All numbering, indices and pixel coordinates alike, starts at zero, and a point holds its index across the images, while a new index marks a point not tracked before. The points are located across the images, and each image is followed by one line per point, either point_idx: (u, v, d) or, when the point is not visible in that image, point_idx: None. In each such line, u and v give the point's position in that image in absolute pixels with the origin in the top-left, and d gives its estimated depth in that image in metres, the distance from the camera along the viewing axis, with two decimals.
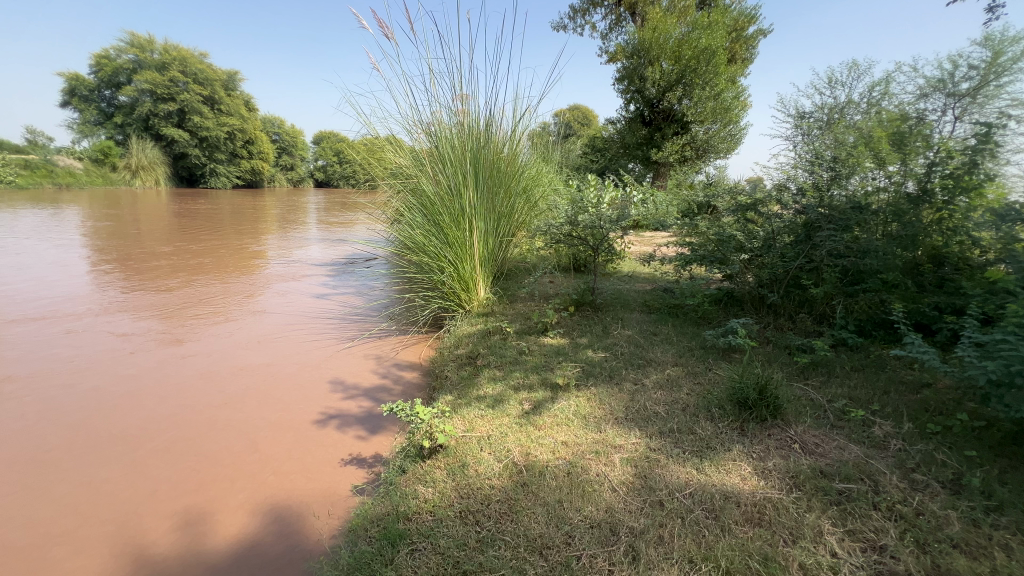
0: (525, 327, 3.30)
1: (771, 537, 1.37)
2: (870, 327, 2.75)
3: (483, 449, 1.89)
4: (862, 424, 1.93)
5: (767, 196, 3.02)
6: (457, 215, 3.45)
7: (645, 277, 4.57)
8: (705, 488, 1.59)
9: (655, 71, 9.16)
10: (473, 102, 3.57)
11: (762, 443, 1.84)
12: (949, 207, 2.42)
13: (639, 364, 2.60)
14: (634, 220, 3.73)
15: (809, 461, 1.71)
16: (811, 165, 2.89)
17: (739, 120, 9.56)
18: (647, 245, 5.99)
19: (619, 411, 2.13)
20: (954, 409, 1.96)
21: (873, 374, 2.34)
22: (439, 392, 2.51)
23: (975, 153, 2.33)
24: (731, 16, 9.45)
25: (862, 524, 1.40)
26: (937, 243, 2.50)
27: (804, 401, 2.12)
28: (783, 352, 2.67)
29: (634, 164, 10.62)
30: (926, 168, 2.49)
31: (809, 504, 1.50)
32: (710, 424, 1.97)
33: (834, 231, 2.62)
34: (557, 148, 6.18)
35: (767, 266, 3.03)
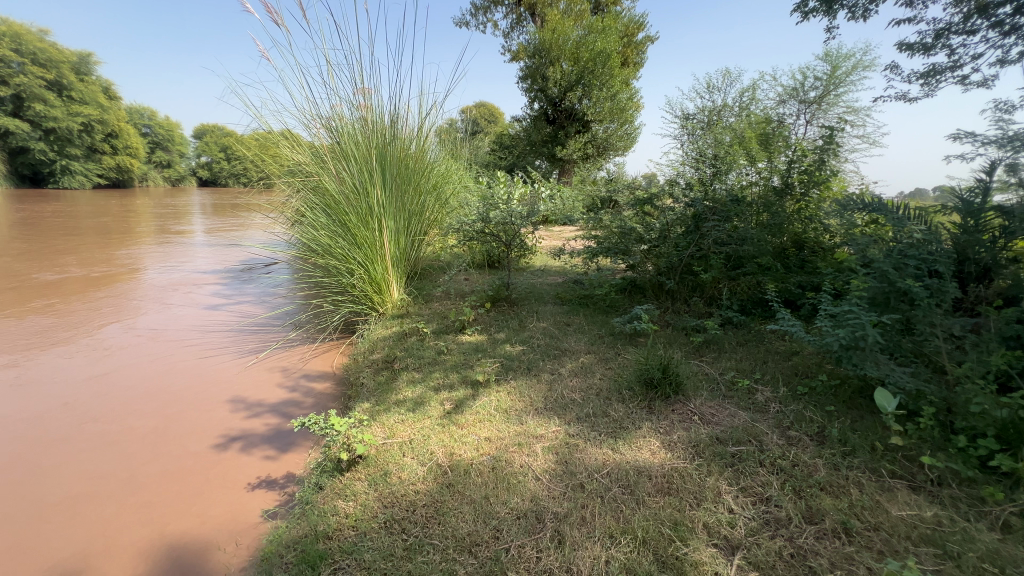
0: (443, 326, 3.26)
1: (679, 503, 1.50)
2: (751, 306, 3.09)
3: (405, 455, 1.85)
4: (748, 392, 2.18)
5: (661, 191, 3.26)
6: (365, 215, 3.30)
7: (557, 270, 4.75)
8: (620, 467, 1.69)
9: (556, 71, 9.51)
10: (376, 97, 3.43)
11: (668, 419, 2.00)
12: (805, 198, 2.91)
13: (555, 355, 2.70)
14: (544, 216, 3.85)
15: (707, 430, 1.90)
16: (696, 163, 3.17)
17: (633, 120, 10.25)
18: (557, 240, 6.21)
19: (538, 401, 2.19)
20: (817, 372, 2.30)
21: (754, 347, 2.66)
22: (356, 401, 2.40)
23: (823, 152, 2.86)
24: (621, 23, 10.12)
25: (752, 481, 1.59)
26: (798, 230, 2.96)
27: (701, 376, 2.35)
28: (681, 333, 2.92)
29: (540, 161, 10.95)
30: (787, 164, 2.94)
31: (709, 469, 1.66)
32: (621, 406, 2.10)
33: (718, 222, 2.92)
34: (466, 146, 6.16)
35: (664, 255, 3.25)
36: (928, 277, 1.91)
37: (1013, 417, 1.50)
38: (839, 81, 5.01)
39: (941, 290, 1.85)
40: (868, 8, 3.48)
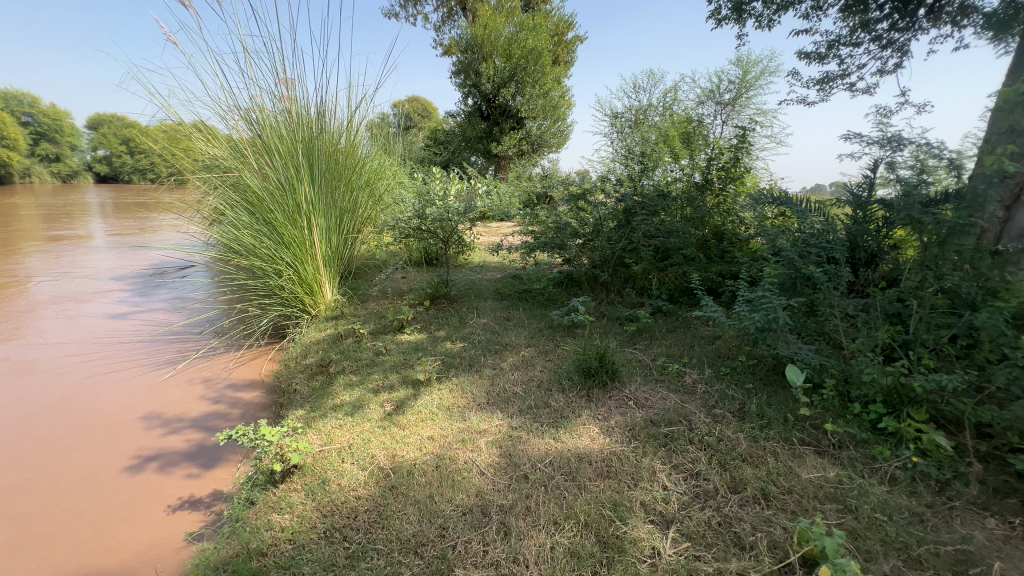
0: (380, 327, 3.17)
1: (618, 485, 1.57)
2: (678, 295, 3.29)
3: (344, 460, 1.78)
4: (677, 375, 2.32)
5: (593, 187, 3.36)
6: (292, 212, 3.13)
7: (495, 266, 4.77)
8: (561, 455, 1.74)
9: (489, 67, 9.51)
10: (300, 87, 3.25)
11: (605, 405, 2.08)
12: (723, 193, 3.22)
13: (496, 350, 2.71)
14: (481, 212, 3.84)
15: (642, 413, 2.00)
16: (625, 160, 3.27)
17: (566, 117, 10.49)
18: (495, 236, 6.23)
19: (481, 396, 2.20)
20: (737, 353, 2.49)
21: (682, 333, 2.83)
22: (288, 408, 2.27)
23: (737, 151, 3.20)
24: (551, 21, 10.28)
25: (683, 458, 1.69)
26: (717, 222, 3.23)
27: (635, 363, 2.46)
28: (616, 323, 3.05)
29: (476, 157, 10.91)
30: (707, 161, 3.25)
31: (644, 450, 1.75)
32: (561, 396, 2.16)
33: (647, 215, 3.09)
34: (399, 141, 6.00)
35: (598, 249, 3.34)
36: (827, 264, 2.13)
37: (897, 385, 1.72)
38: (749, 85, 5.44)
39: (838, 275, 2.07)
40: (772, 18, 3.79)
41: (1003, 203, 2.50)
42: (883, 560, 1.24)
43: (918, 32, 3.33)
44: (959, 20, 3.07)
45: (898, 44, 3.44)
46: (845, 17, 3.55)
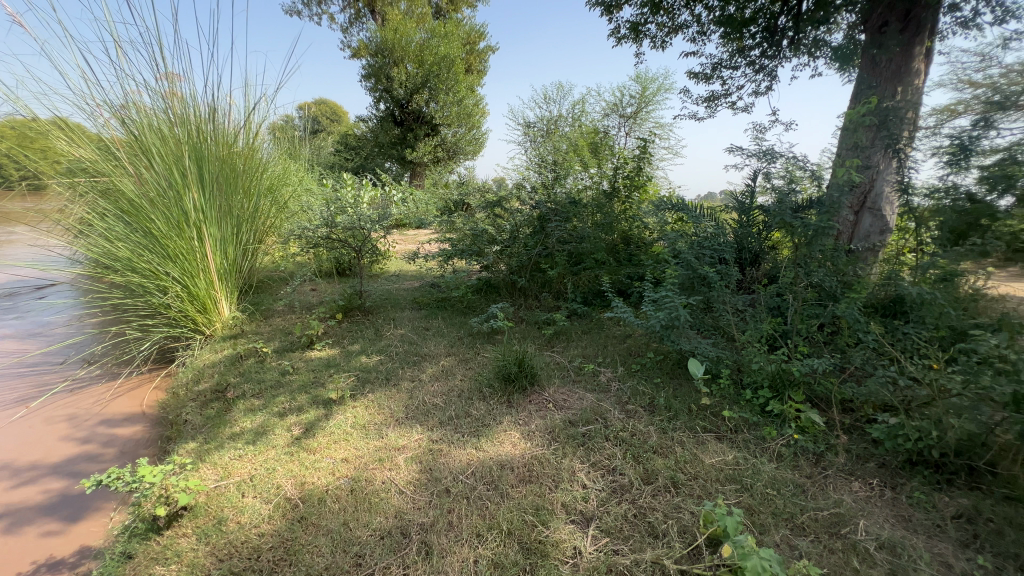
0: (287, 344, 2.94)
1: (540, 488, 1.58)
2: (591, 297, 3.45)
3: (244, 495, 1.61)
4: (593, 374, 2.42)
5: (509, 194, 3.41)
6: (178, 221, 2.80)
7: (412, 275, 4.66)
8: (483, 465, 1.72)
9: (401, 72, 9.32)
10: (186, 84, 2.93)
11: (525, 410, 2.11)
12: (628, 200, 3.48)
13: (414, 361, 2.63)
14: (396, 219, 3.73)
15: (560, 415, 2.05)
16: (539, 168, 3.46)
17: (480, 125, 10.60)
18: (411, 244, 6.09)
19: (399, 411, 2.11)
20: (646, 350, 2.65)
21: (596, 334, 2.96)
22: (177, 442, 2.01)
23: (640, 161, 3.49)
24: (463, 30, 10.34)
25: (600, 455, 1.76)
26: (625, 228, 3.44)
27: (553, 365, 2.52)
28: (534, 327, 3.11)
29: (390, 164, 10.61)
30: (613, 170, 3.50)
31: (564, 451, 1.79)
32: (482, 404, 2.15)
33: (560, 222, 3.20)
34: (306, 145, 5.66)
35: (515, 255, 3.39)
36: (719, 264, 2.35)
37: (779, 370, 1.93)
38: (648, 100, 5.90)
39: (728, 274, 2.29)
40: (665, 40, 4.13)
41: (852, 209, 2.95)
42: (775, 531, 1.37)
43: (783, 61, 3.81)
44: (813, 52, 3.56)
45: (768, 70, 3.91)
46: (725, 43, 3.96)
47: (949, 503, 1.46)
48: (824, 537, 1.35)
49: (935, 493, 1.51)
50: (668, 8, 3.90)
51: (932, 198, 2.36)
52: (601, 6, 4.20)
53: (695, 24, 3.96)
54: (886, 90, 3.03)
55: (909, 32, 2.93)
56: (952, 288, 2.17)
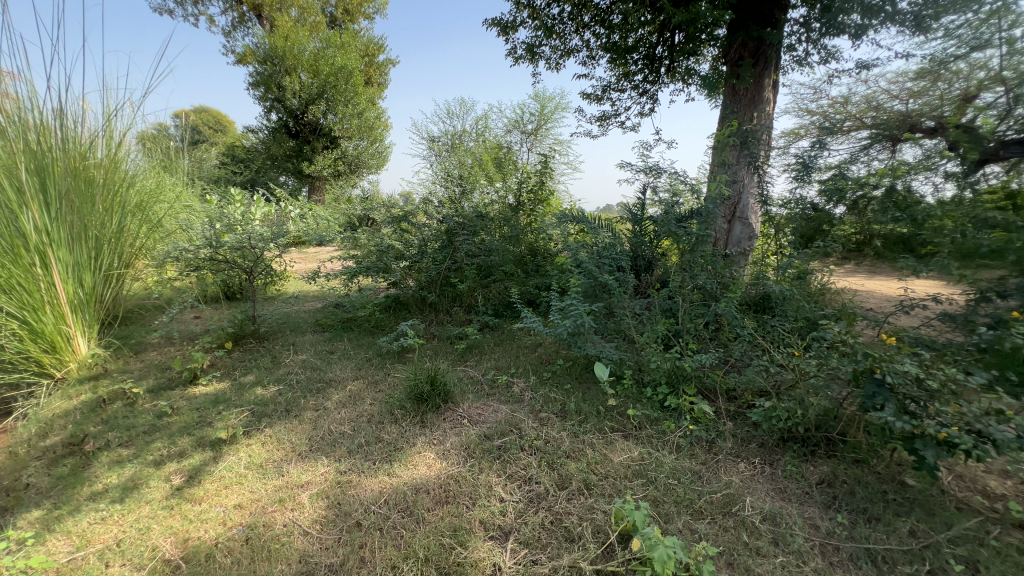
0: (164, 381, 2.58)
1: (457, 509, 1.55)
2: (502, 309, 3.50)
3: (109, 565, 1.37)
4: (506, 386, 2.44)
5: (415, 208, 3.36)
6: (13, 245, 2.34)
7: (314, 295, 4.37)
8: (396, 491, 1.64)
9: (293, 81, 8.79)
10: (22, 84, 2.49)
11: (440, 428, 2.06)
12: (533, 212, 3.60)
13: (318, 389, 2.45)
14: (293, 237, 3.47)
15: (476, 430, 2.03)
16: (445, 183, 3.49)
17: (383, 139, 10.35)
18: (312, 262, 5.72)
19: (301, 444, 1.95)
20: (556, 357, 2.75)
21: (508, 345, 3.00)
22: (13, 513, 1.66)
23: (542, 176, 3.64)
24: (361, 41, 10.06)
25: (517, 466, 1.77)
26: (531, 240, 3.55)
27: (466, 380, 2.51)
28: (446, 342, 3.07)
29: (285, 177, 9.91)
30: (518, 184, 3.61)
31: (480, 466, 1.78)
32: (394, 427, 2.06)
33: (467, 236, 3.23)
34: (184, 156, 5.09)
35: (424, 270, 3.34)
36: (617, 272, 2.51)
37: (674, 368, 2.10)
38: (547, 118, 6.20)
39: (626, 281, 2.45)
40: (559, 62, 4.38)
41: (725, 218, 3.35)
42: (678, 518, 1.48)
43: (663, 86, 4.24)
44: (687, 79, 4.00)
45: (650, 94, 4.31)
46: (612, 68, 4.30)
47: (813, 472, 1.69)
48: (719, 518, 1.48)
49: (803, 464, 1.73)
50: (560, 33, 4.14)
51: (787, 207, 2.80)
52: (497, 27, 4.35)
53: (585, 49, 4.25)
54: (745, 115, 3.49)
55: (760, 66, 3.42)
56: (806, 284, 2.53)
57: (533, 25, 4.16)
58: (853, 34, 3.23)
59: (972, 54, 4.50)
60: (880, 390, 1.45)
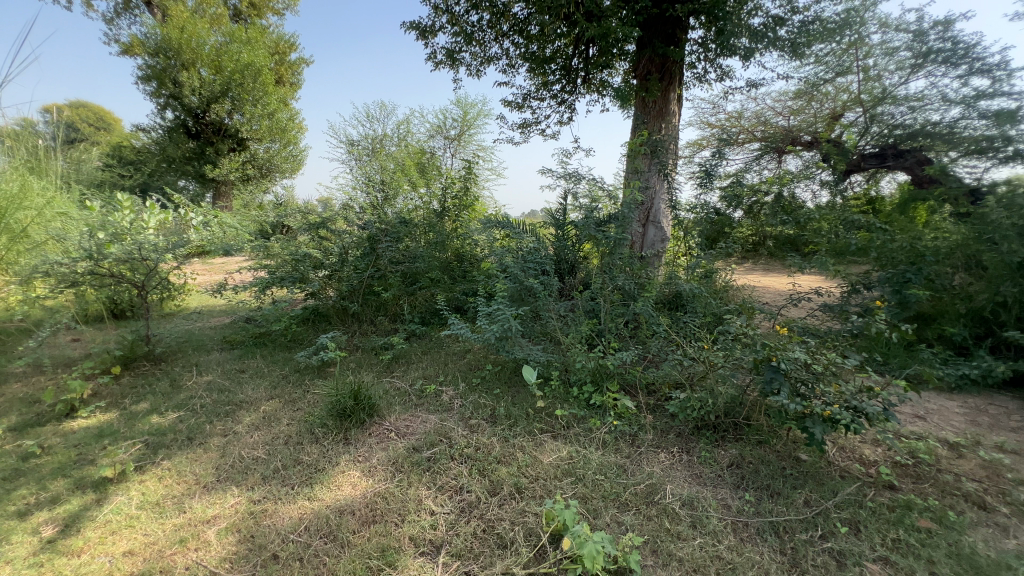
0: (31, 417, 2.22)
1: (385, 527, 1.48)
2: (429, 317, 3.45)
3: None
4: (435, 395, 2.38)
5: (334, 215, 3.21)
6: None
7: (221, 310, 4.01)
8: (317, 516, 1.54)
9: (192, 77, 8.05)
10: None
11: (365, 445, 1.97)
12: (458, 218, 3.59)
13: (226, 412, 2.25)
14: (195, 246, 3.16)
15: (404, 442, 1.97)
16: (366, 187, 3.37)
17: (297, 142, 9.77)
18: (218, 274, 5.23)
19: (207, 475, 1.77)
20: (485, 362, 2.74)
21: (436, 353, 2.95)
22: None
23: (466, 181, 3.65)
24: (270, 38, 9.44)
25: (447, 477, 1.73)
26: (457, 245, 3.53)
27: (393, 392, 2.42)
28: (371, 353, 2.95)
29: (185, 182, 9.02)
30: (442, 190, 3.57)
31: (409, 480, 1.72)
32: (314, 447, 1.93)
33: (391, 242, 3.15)
34: (57, 157, 4.46)
35: (345, 279, 3.19)
36: (541, 276, 2.57)
37: (597, 366, 2.19)
38: (470, 125, 6.21)
39: (550, 284, 2.51)
40: (479, 69, 4.41)
41: (640, 222, 3.55)
42: (605, 512, 1.53)
43: (580, 96, 4.42)
44: (602, 90, 4.21)
45: (568, 103, 4.47)
46: (532, 77, 4.42)
47: (724, 455, 1.83)
48: (643, 508, 1.55)
49: (715, 449, 1.87)
50: (479, 40, 4.18)
51: (694, 211, 3.03)
52: (416, 30, 4.29)
53: (504, 57, 4.32)
54: (654, 126, 3.73)
55: (665, 80, 3.69)
56: (712, 282, 2.75)
57: (453, 30, 4.15)
58: (742, 56, 3.59)
59: (838, 79, 5.34)
60: (776, 376, 1.61)
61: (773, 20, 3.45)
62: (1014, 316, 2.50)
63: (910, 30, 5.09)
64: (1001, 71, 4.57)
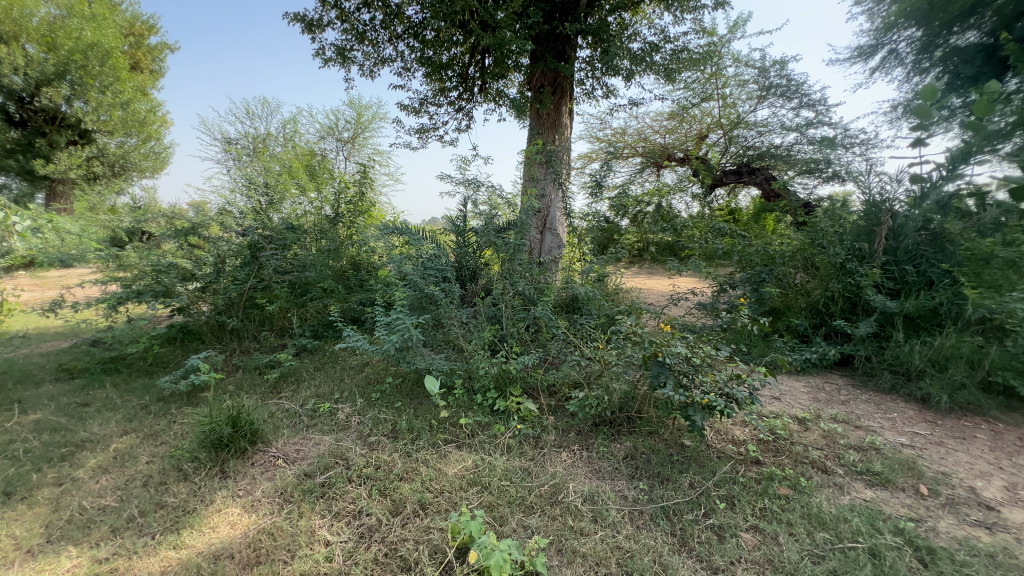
0: None
1: (272, 566, 1.33)
2: (322, 330, 3.23)
3: None
4: (329, 414, 2.22)
5: (207, 219, 2.86)
6: None
7: (56, 333, 3.35)
8: (186, 565, 1.33)
9: (13, 52, 6.64)
10: None
11: (247, 476, 1.76)
12: (353, 224, 3.42)
13: (63, 455, 1.86)
14: (17, 256, 2.60)
15: (294, 469, 1.80)
16: (247, 191, 3.03)
17: (159, 137, 8.61)
18: (53, 289, 4.40)
19: (34, 536, 1.44)
20: (385, 375, 2.63)
21: (330, 368, 2.76)
22: None
23: (361, 186, 3.50)
24: (122, 16, 8.17)
25: (344, 501, 1.62)
26: (353, 253, 3.36)
27: (280, 414, 2.21)
28: (254, 373, 2.66)
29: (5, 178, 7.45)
30: (334, 196, 3.38)
31: (300, 510, 1.57)
32: (182, 486, 1.68)
33: (276, 250, 2.91)
34: None
35: (221, 291, 2.86)
36: (443, 282, 2.56)
37: (500, 371, 2.21)
38: (364, 127, 5.96)
39: (451, 291, 2.51)
40: (373, 69, 4.25)
41: (538, 229, 3.67)
42: (512, 518, 1.53)
43: (477, 105, 4.47)
44: (498, 101, 4.29)
45: (465, 110, 4.49)
46: (428, 82, 4.37)
47: (619, 448, 1.95)
48: (547, 509, 1.58)
49: (611, 443, 1.99)
50: (372, 40, 4.03)
51: (586, 219, 3.21)
52: (301, 22, 4.00)
53: (399, 59, 4.21)
54: (549, 137, 3.89)
55: (557, 94, 3.88)
56: (604, 285, 2.93)
57: (343, 27, 3.95)
58: (625, 76, 3.91)
59: (703, 104, 6.06)
60: (662, 369, 1.77)
61: (649, 46, 3.81)
62: (839, 308, 3.02)
63: (756, 67, 5.95)
64: (822, 105, 5.55)
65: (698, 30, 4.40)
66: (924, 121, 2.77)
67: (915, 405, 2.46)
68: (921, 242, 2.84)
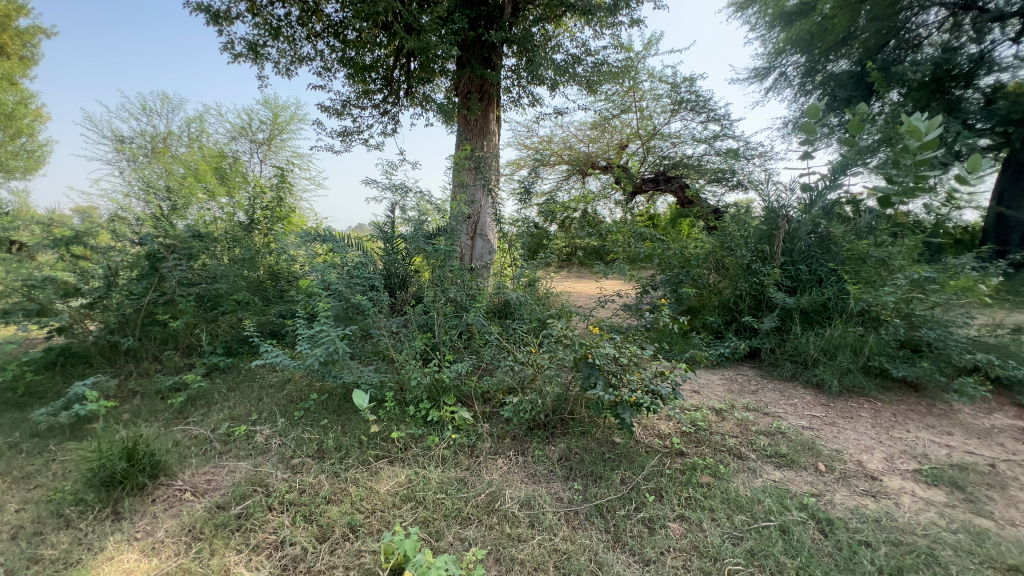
0: None
1: None
2: (236, 346, 2.98)
3: None
4: (246, 438, 2.04)
5: (94, 227, 2.53)
6: None
7: None
8: None
9: None
10: None
11: (146, 516, 1.57)
12: (271, 231, 3.21)
13: None
14: None
15: (204, 502, 1.63)
16: (145, 195, 2.76)
17: (32, 134, 7.53)
18: None
19: None
20: (309, 392, 2.47)
21: (247, 388, 2.55)
22: None
23: (279, 191, 3.30)
24: None
25: (264, 532, 1.49)
26: (270, 262, 3.14)
27: (187, 442, 2.00)
28: (155, 398, 2.39)
29: None
30: (248, 201, 3.15)
31: (213, 547, 1.42)
32: (64, 534, 1.46)
33: (180, 260, 2.65)
34: None
35: (113, 308, 2.54)
36: (370, 292, 2.48)
37: (433, 381, 2.17)
38: (282, 128, 5.63)
39: (380, 300, 2.44)
40: (289, 68, 4.02)
41: (469, 235, 3.67)
42: (448, 531, 1.50)
43: (403, 109, 4.38)
44: (424, 105, 4.23)
45: (391, 114, 4.38)
46: (351, 83, 4.22)
47: (553, 450, 1.98)
48: (485, 518, 1.57)
49: (546, 446, 2.02)
50: (288, 37, 3.81)
51: (516, 225, 3.25)
52: (205, 13, 3.69)
53: (318, 59, 4.02)
54: (477, 143, 3.91)
55: (484, 102, 3.91)
56: (535, 290, 2.98)
57: (254, 21, 3.70)
58: (550, 86, 4.02)
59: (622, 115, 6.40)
60: (592, 371, 1.82)
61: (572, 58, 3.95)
62: (747, 306, 3.30)
63: (668, 82, 6.39)
64: (726, 120, 6.08)
65: (617, 45, 4.65)
66: (810, 137, 3.09)
67: (812, 390, 2.74)
68: (811, 243, 3.17)
